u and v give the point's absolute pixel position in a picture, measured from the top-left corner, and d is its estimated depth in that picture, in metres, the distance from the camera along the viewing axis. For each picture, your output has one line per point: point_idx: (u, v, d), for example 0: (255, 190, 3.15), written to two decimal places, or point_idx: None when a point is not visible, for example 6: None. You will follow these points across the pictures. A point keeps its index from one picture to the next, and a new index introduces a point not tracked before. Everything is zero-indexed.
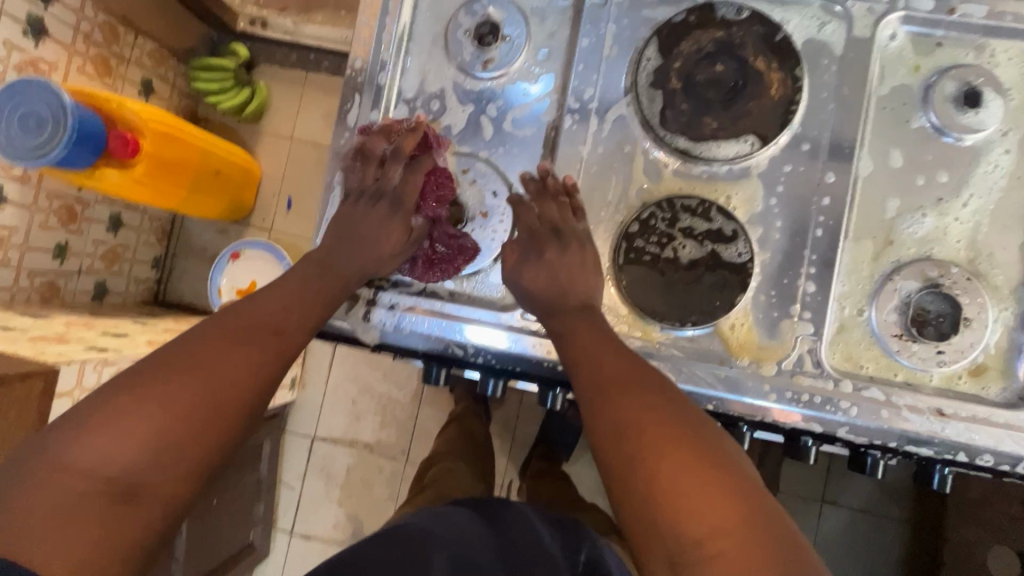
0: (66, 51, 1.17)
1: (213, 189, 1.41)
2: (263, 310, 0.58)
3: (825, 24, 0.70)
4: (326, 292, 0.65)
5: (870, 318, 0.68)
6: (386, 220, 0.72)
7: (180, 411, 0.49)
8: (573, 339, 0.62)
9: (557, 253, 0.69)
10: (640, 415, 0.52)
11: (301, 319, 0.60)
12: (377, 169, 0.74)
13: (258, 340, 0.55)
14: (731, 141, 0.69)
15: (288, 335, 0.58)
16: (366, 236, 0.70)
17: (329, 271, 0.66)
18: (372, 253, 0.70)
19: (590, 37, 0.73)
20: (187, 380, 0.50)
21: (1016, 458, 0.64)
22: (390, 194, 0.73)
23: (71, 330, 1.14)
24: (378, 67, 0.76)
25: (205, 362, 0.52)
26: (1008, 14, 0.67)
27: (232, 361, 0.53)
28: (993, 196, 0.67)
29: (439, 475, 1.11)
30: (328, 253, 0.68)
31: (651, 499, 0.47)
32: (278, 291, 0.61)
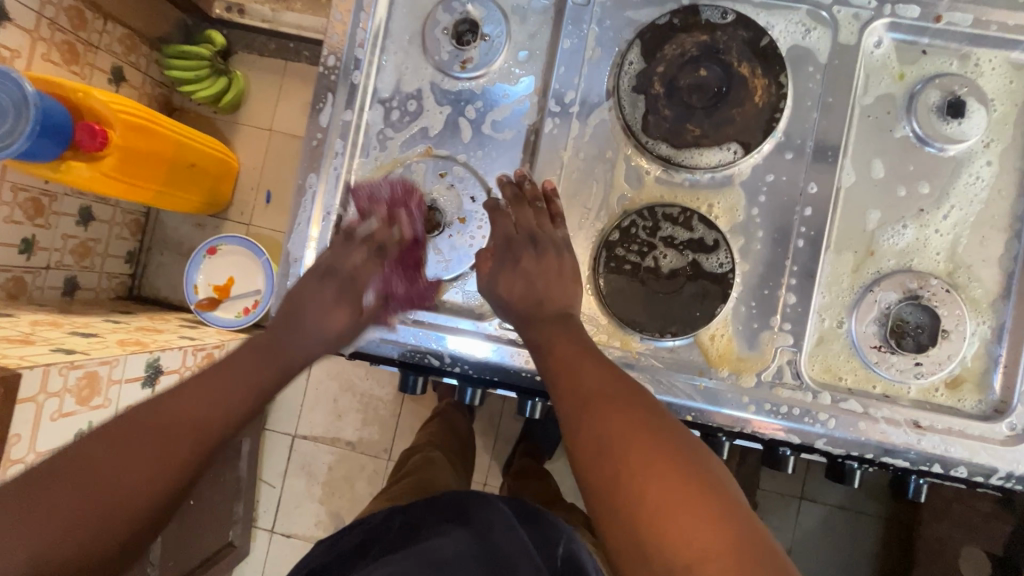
0: (29, 38, 1.11)
1: (188, 182, 1.37)
2: (184, 403, 0.53)
3: (811, 30, 0.68)
4: (264, 379, 0.60)
5: (849, 329, 0.68)
6: (332, 303, 0.68)
7: (60, 531, 0.44)
8: (552, 351, 0.61)
9: (533, 262, 0.66)
10: (623, 431, 0.51)
11: (226, 410, 0.55)
12: (343, 246, 0.70)
13: (167, 444, 0.50)
14: (714, 149, 0.68)
15: (205, 433, 0.53)
16: (310, 320, 0.67)
17: (270, 355, 0.62)
18: (314, 339, 0.66)
19: (572, 38, 0.71)
20: (72, 497, 0.46)
21: (990, 471, 0.64)
22: (342, 274, 0.69)
23: (37, 330, 1.10)
24: (353, 64, 0.73)
25: (99, 471, 0.47)
26: (994, 23, 0.66)
27: (132, 473, 0.48)
28: (974, 207, 0.67)
29: (419, 466, 1.08)
30: (274, 335, 0.65)
31: (636, 520, 0.46)
32: (210, 379, 0.57)
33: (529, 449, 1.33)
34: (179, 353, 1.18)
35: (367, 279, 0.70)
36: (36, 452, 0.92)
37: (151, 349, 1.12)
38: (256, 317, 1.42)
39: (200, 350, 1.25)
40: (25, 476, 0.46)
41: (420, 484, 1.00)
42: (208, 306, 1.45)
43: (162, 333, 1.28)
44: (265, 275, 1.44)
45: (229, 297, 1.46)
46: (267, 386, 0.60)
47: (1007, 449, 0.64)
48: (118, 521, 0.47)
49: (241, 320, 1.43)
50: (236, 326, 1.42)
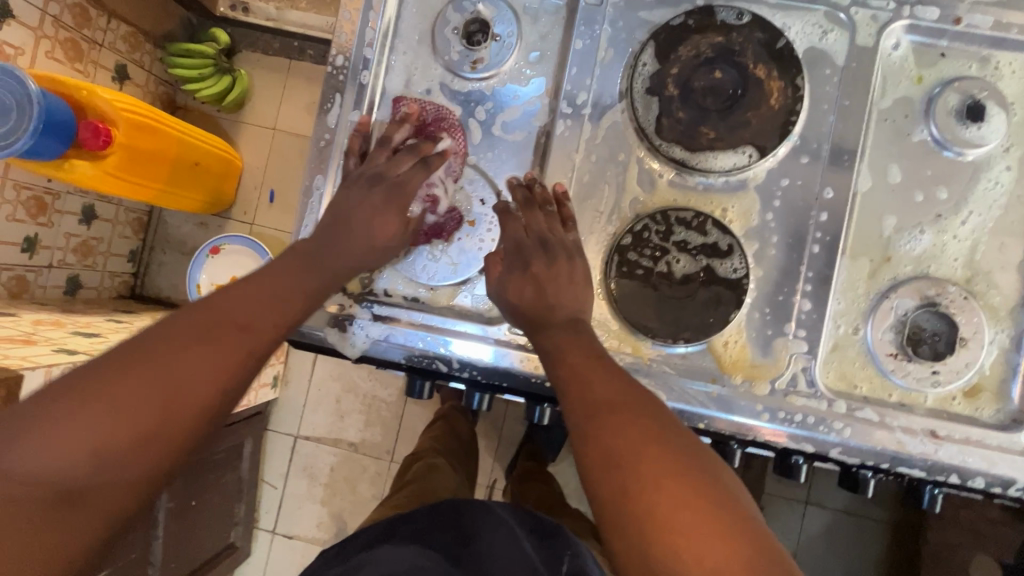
0: (33, 35, 1.10)
1: (191, 181, 1.36)
2: (239, 299, 0.49)
3: (827, 32, 0.67)
4: (316, 281, 0.56)
5: (865, 336, 0.67)
6: (381, 207, 0.64)
7: (127, 416, 0.41)
8: (561, 356, 0.60)
9: (544, 266, 0.65)
10: (633, 440, 0.50)
11: (282, 309, 0.52)
12: (387, 155, 0.67)
13: (226, 337, 0.46)
14: (729, 152, 0.67)
15: (263, 329, 0.49)
16: (361, 223, 0.63)
17: (319, 258, 0.58)
18: (362, 245, 0.63)
19: (584, 39, 0.70)
20: (136, 383, 0.42)
21: (1008, 481, 0.63)
22: (390, 180, 0.65)
23: (39, 329, 1.09)
24: (361, 64, 0.72)
25: (161, 363, 0.43)
26: (1014, 26, 0.65)
27: (199, 363, 0.44)
28: (993, 213, 0.66)
29: (421, 471, 1.07)
30: (321, 239, 0.60)
31: (645, 535, 0.45)
32: (261, 280, 0.53)
33: (533, 451, 1.32)
34: None
35: (416, 183, 0.67)
36: None
37: None
38: None
39: None
40: (80, 367, 0.42)
41: (423, 490, 0.99)
42: None
43: None
44: None
45: None
46: (319, 288, 0.57)
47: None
48: (183, 413, 0.43)
49: None
50: None
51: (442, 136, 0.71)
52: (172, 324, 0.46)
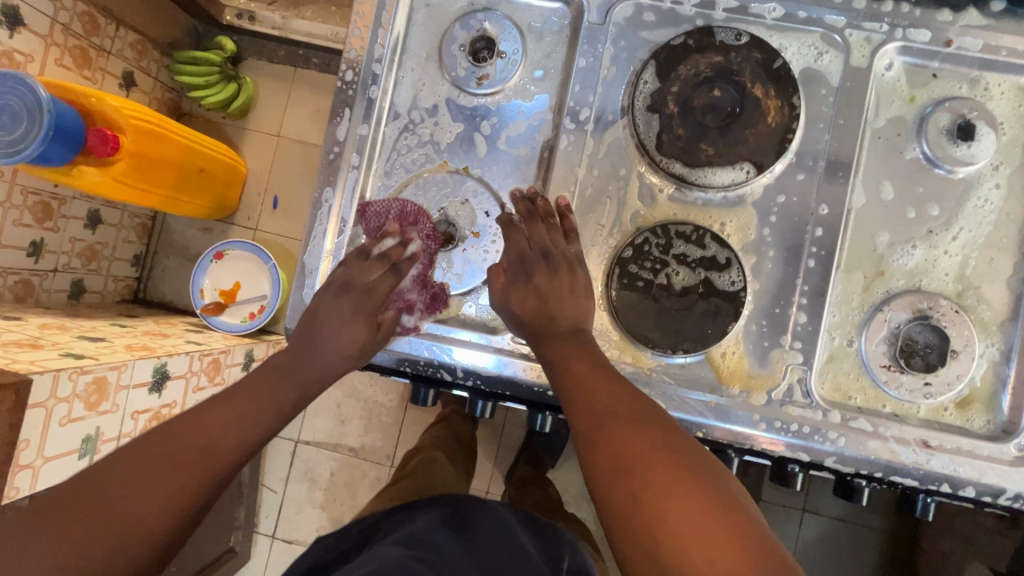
0: (43, 43, 1.12)
1: (196, 187, 1.37)
2: (204, 425, 0.56)
3: (823, 53, 0.70)
4: (280, 401, 0.63)
5: (859, 348, 0.68)
6: (348, 319, 0.68)
7: (90, 542, 0.47)
8: (566, 367, 0.61)
9: (546, 277, 0.67)
10: (640, 448, 0.52)
11: (241, 434, 0.58)
12: (360, 263, 0.71)
13: (186, 463, 0.53)
14: (727, 168, 0.69)
15: (220, 453, 0.56)
16: (329, 336, 0.68)
17: (286, 377, 0.65)
18: (329, 358, 0.68)
19: (587, 57, 0.72)
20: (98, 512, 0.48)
21: (998, 491, 0.64)
22: (360, 289, 0.70)
23: (45, 334, 1.10)
24: (370, 79, 0.74)
25: (124, 491, 0.50)
26: (1004, 49, 0.67)
27: (157, 491, 0.51)
28: (982, 229, 0.68)
29: (421, 465, 1.08)
30: (291, 358, 0.67)
31: (654, 538, 0.47)
32: (226, 403, 0.60)
33: (532, 458, 1.33)
34: (185, 358, 1.19)
35: (383, 293, 0.71)
36: (44, 457, 0.93)
37: (158, 355, 1.12)
38: (261, 322, 1.43)
39: (207, 354, 1.25)
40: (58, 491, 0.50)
41: (422, 483, 1.01)
42: (213, 311, 1.46)
43: (169, 338, 1.28)
44: (272, 281, 1.45)
45: (236, 301, 1.47)
46: (282, 409, 0.63)
47: (1015, 470, 0.64)
48: (139, 537, 0.49)
49: (247, 325, 1.43)
50: (241, 331, 1.43)
51: (447, 156, 0.74)
52: (141, 450, 0.53)
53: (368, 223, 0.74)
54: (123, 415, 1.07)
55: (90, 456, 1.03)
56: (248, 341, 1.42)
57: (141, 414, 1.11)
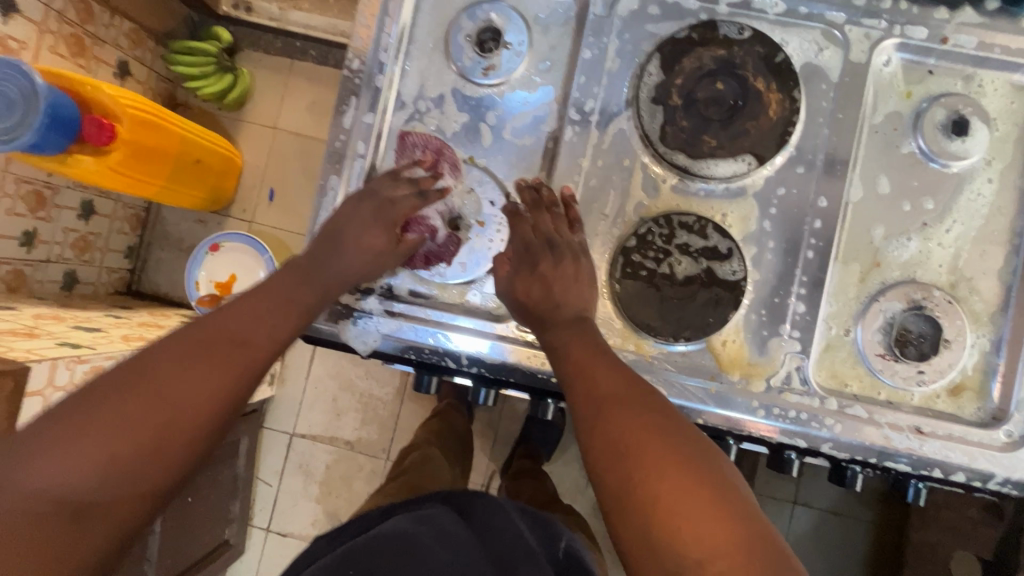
0: (37, 30, 1.11)
1: (192, 178, 1.37)
2: (232, 323, 0.57)
3: (823, 49, 0.71)
4: (303, 300, 0.63)
5: (855, 337, 0.70)
6: (370, 223, 0.68)
7: (134, 429, 0.48)
8: (567, 354, 0.62)
9: (551, 266, 0.68)
10: (638, 431, 0.53)
11: (271, 329, 0.59)
12: (389, 179, 0.71)
13: (220, 357, 0.54)
14: (730, 160, 0.70)
15: (254, 347, 0.57)
16: (349, 239, 0.68)
17: (307, 278, 0.65)
18: (352, 258, 0.68)
19: (592, 49, 0.73)
20: (138, 401, 0.49)
21: (988, 476, 0.67)
22: (381, 198, 0.70)
23: (40, 324, 1.09)
24: (376, 68, 0.74)
25: (166, 380, 0.51)
26: (997, 47, 0.69)
27: (199, 379, 0.52)
28: (975, 223, 0.70)
29: (418, 463, 1.08)
30: (311, 258, 0.67)
31: (648, 518, 0.48)
32: (251, 301, 0.60)
33: (528, 451, 1.34)
34: None
35: (407, 209, 0.71)
36: None
37: None
38: None
39: None
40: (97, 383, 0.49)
41: (417, 481, 1.01)
42: (209, 302, 1.45)
43: (165, 329, 1.28)
44: (269, 273, 1.44)
45: (232, 293, 1.46)
46: (307, 307, 0.64)
47: (1004, 455, 0.66)
48: (182, 426, 0.50)
49: None
50: None
51: (454, 145, 0.74)
52: (176, 345, 0.53)
53: (402, 151, 0.75)
54: None
55: None
56: None
57: None
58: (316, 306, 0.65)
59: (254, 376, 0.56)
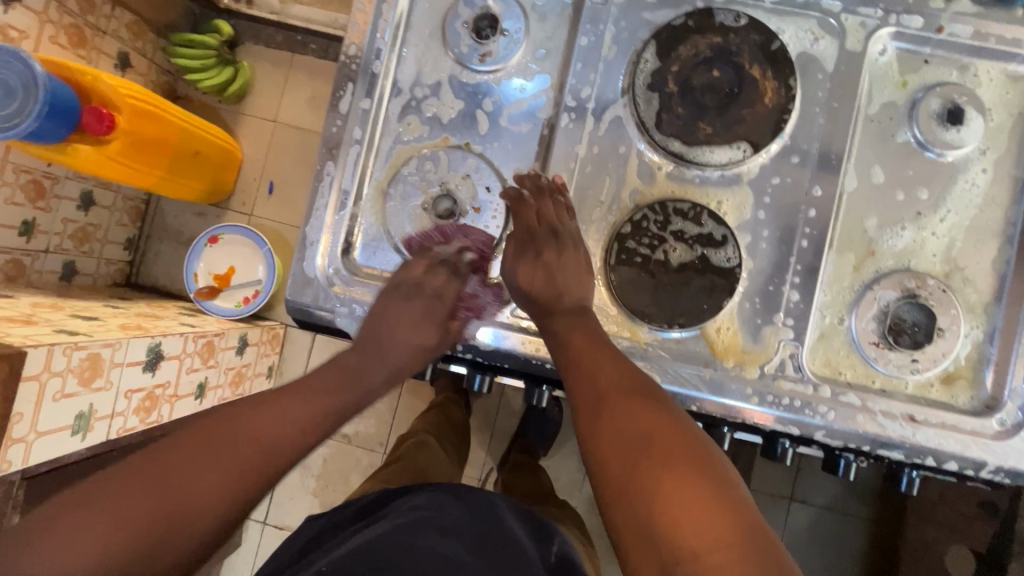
0: (37, 19, 1.11)
1: (191, 169, 1.37)
2: (255, 422, 0.59)
3: (820, 38, 0.71)
4: (333, 403, 0.65)
5: (849, 326, 0.70)
6: (419, 320, 0.71)
7: (142, 518, 0.49)
8: (567, 344, 0.63)
9: (554, 256, 0.68)
10: (640, 424, 0.53)
11: (298, 435, 0.61)
12: (426, 267, 0.73)
13: (248, 457, 0.57)
14: (725, 147, 0.70)
15: (282, 451, 0.59)
16: (398, 333, 0.71)
17: (348, 380, 0.68)
18: (396, 358, 0.71)
19: (589, 36, 0.73)
20: (149, 490, 0.51)
21: (980, 464, 0.67)
22: (429, 292, 0.72)
23: (38, 312, 1.09)
24: (373, 55, 0.74)
25: (194, 467, 0.54)
26: (993, 36, 0.69)
27: (219, 470, 0.55)
28: (969, 212, 0.70)
29: (412, 449, 1.08)
30: (356, 360, 0.69)
31: (648, 507, 0.48)
32: (288, 400, 0.63)
33: (524, 445, 1.34)
34: (179, 339, 1.18)
35: (453, 294, 0.74)
36: (38, 432, 0.93)
37: (152, 334, 1.12)
38: (256, 307, 1.43)
39: (201, 336, 1.24)
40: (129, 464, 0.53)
41: (412, 467, 1.00)
42: (208, 295, 1.46)
43: (163, 319, 1.28)
44: (267, 265, 1.45)
45: (230, 286, 1.47)
46: (341, 410, 0.66)
47: (997, 444, 0.66)
48: (190, 522, 0.52)
49: (241, 310, 1.43)
50: (235, 315, 1.43)
51: (450, 132, 0.75)
52: (214, 434, 0.57)
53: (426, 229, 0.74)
54: (117, 393, 1.06)
55: (83, 435, 1.02)
56: (242, 324, 1.42)
57: (135, 393, 1.11)
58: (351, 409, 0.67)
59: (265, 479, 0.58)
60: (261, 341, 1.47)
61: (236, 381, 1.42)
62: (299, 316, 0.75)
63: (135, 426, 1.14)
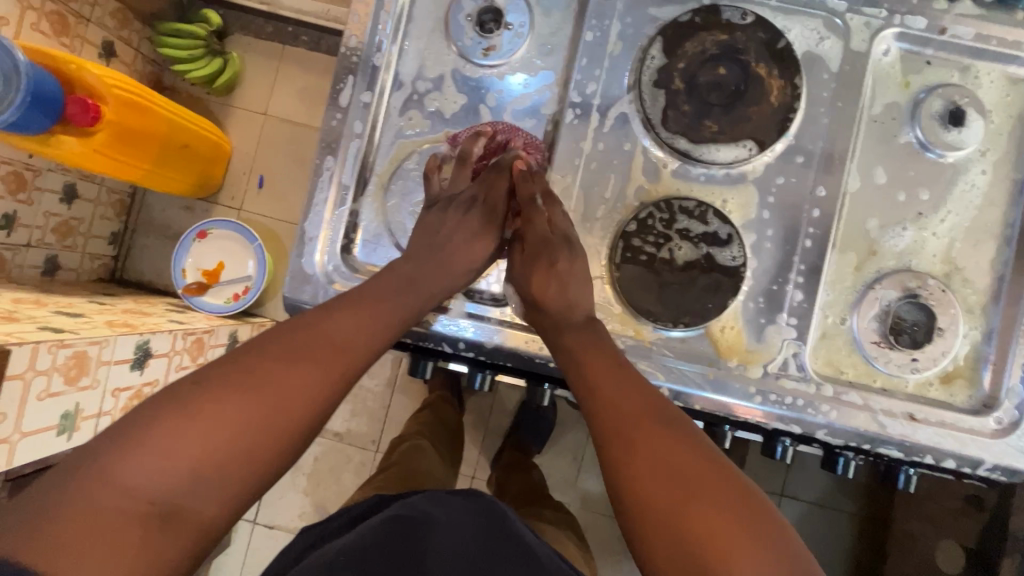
0: (19, 5, 1.07)
1: (180, 163, 1.34)
2: (328, 329, 0.57)
3: (824, 38, 0.71)
4: (399, 310, 0.62)
5: (851, 326, 0.71)
6: (476, 236, 0.71)
7: (234, 432, 0.49)
8: (584, 365, 0.61)
9: (568, 264, 0.67)
10: (674, 451, 0.52)
11: (368, 340, 0.58)
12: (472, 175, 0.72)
13: (322, 365, 0.54)
14: (731, 146, 0.70)
15: (356, 354, 0.57)
16: (453, 245, 0.69)
17: (409, 285, 0.64)
18: (452, 266, 0.68)
19: (594, 32, 0.72)
20: (233, 404, 0.50)
21: (977, 462, 0.68)
22: (483, 204, 0.72)
23: (20, 308, 1.06)
24: (375, 47, 0.73)
25: (272, 376, 0.52)
26: (994, 38, 0.70)
27: (297, 380, 0.53)
28: (969, 213, 0.71)
29: (407, 453, 1.07)
30: (415, 266, 0.66)
31: (692, 542, 0.47)
32: (354, 307, 0.60)
33: (519, 443, 1.34)
34: (168, 336, 1.15)
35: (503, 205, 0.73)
36: (22, 433, 0.90)
37: (140, 331, 1.09)
38: (246, 303, 1.40)
39: (190, 333, 1.21)
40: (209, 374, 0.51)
41: (407, 470, 0.99)
42: (196, 291, 1.42)
43: (151, 316, 1.24)
44: (258, 260, 1.43)
45: (220, 281, 1.44)
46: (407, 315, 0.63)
47: (994, 442, 0.67)
48: (278, 433, 0.51)
49: (231, 306, 1.41)
50: (225, 312, 1.40)
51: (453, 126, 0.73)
52: (286, 345, 0.55)
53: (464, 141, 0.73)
54: (103, 392, 1.03)
55: (69, 434, 0.99)
56: (233, 321, 1.39)
57: (123, 392, 1.08)
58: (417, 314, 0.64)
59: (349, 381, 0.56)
60: None
61: None
62: (296, 314, 0.73)
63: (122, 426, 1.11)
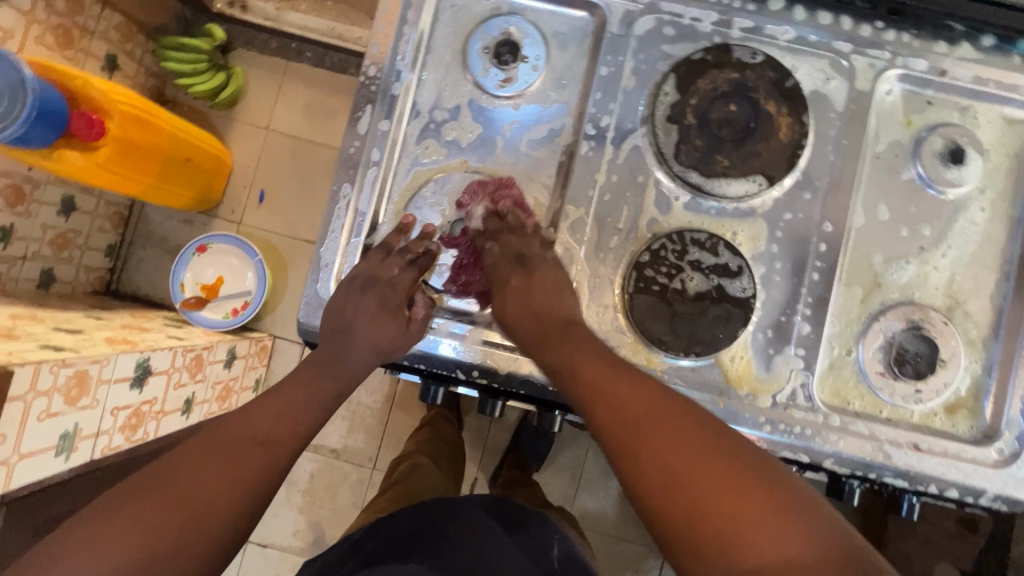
0: (25, 20, 1.06)
1: (182, 177, 1.33)
2: (250, 423, 0.58)
3: (830, 78, 0.74)
4: (318, 394, 0.64)
5: (857, 356, 0.72)
6: (376, 314, 0.69)
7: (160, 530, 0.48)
8: (572, 365, 0.62)
9: (524, 280, 0.70)
10: (664, 422, 0.53)
11: (291, 428, 0.60)
12: (382, 259, 0.71)
13: (243, 454, 0.56)
14: (741, 180, 0.72)
15: (280, 442, 0.59)
16: (360, 331, 0.69)
17: (327, 369, 0.67)
18: (366, 350, 0.68)
19: (609, 67, 0.74)
20: (153, 501, 0.50)
21: (980, 492, 0.69)
22: (382, 283, 0.70)
23: (19, 324, 1.04)
24: (393, 77, 0.74)
25: (191, 471, 0.53)
26: (991, 82, 0.73)
27: (217, 470, 0.53)
28: (968, 248, 0.73)
29: (407, 472, 1.07)
30: (329, 352, 0.68)
31: (689, 501, 0.47)
32: (273, 398, 0.62)
33: (518, 461, 1.34)
34: (168, 354, 1.14)
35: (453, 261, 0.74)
36: (20, 454, 0.88)
37: (140, 349, 1.08)
38: (245, 318, 1.40)
39: (190, 350, 1.20)
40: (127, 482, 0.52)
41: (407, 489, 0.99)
42: (195, 305, 1.41)
43: (149, 332, 1.23)
44: (258, 275, 1.42)
45: (219, 296, 1.43)
46: (329, 400, 0.65)
47: (995, 472, 0.69)
48: (202, 519, 0.51)
49: (230, 321, 1.40)
50: (223, 327, 1.39)
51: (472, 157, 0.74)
52: (204, 442, 0.56)
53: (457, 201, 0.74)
54: (102, 411, 1.02)
55: (67, 455, 0.97)
56: (231, 336, 1.38)
57: (121, 410, 1.06)
58: (337, 398, 0.66)
59: (275, 476, 0.57)
60: (249, 354, 1.41)
61: (224, 396, 1.37)
62: (310, 339, 0.74)
63: (119, 445, 1.09)
